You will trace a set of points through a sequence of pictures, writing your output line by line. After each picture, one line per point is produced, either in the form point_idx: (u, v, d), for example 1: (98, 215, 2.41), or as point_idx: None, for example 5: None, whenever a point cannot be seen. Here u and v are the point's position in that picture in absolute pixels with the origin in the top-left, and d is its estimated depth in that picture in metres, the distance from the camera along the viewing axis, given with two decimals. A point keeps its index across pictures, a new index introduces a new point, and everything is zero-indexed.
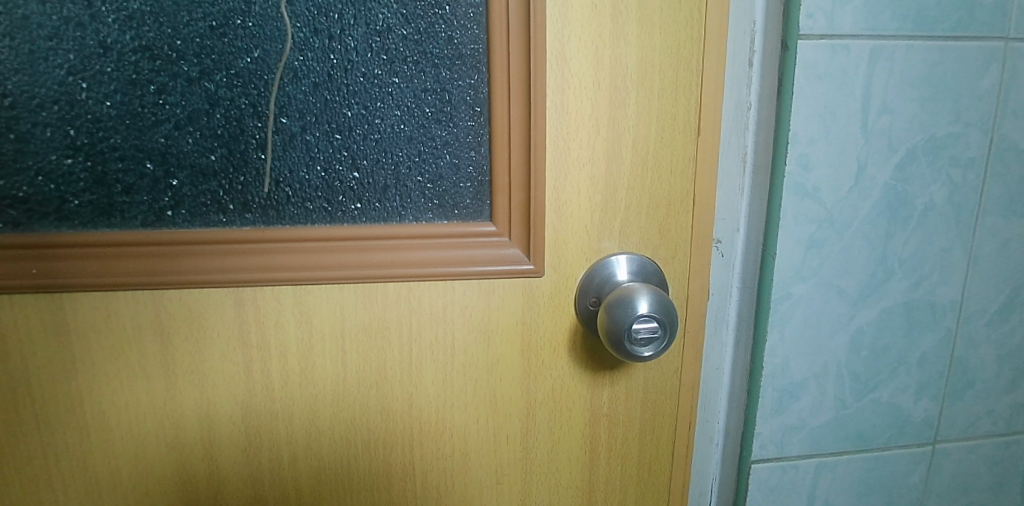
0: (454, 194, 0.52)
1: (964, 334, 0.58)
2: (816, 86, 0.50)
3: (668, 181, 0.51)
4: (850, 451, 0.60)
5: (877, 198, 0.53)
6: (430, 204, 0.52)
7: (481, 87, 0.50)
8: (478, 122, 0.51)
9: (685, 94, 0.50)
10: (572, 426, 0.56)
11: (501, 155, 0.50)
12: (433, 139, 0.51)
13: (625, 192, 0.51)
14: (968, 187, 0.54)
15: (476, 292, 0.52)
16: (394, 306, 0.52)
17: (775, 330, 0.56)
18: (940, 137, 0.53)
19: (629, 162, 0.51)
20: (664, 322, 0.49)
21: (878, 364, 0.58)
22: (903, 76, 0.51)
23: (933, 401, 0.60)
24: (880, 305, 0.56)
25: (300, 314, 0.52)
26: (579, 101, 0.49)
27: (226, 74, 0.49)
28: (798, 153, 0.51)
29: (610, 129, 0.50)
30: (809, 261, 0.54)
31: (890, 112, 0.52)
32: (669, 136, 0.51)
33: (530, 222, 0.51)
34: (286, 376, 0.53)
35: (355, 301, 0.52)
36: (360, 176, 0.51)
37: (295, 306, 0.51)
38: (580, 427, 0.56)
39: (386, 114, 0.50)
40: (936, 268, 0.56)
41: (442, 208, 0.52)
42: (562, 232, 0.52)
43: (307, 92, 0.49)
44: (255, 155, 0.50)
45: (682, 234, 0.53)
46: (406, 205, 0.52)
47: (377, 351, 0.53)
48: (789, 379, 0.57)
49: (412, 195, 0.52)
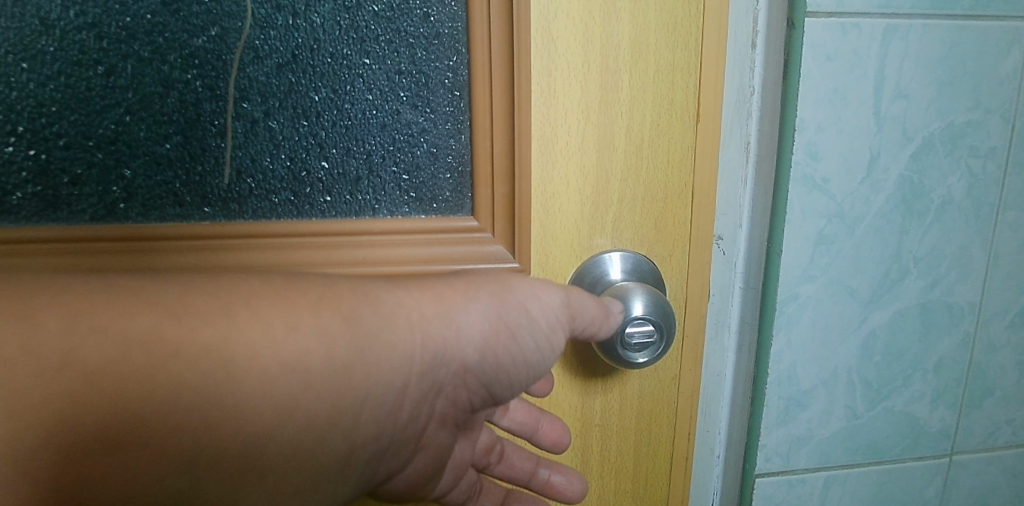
0: (432, 186, 0.48)
1: (984, 338, 0.54)
2: (825, 68, 0.46)
3: (665, 172, 0.47)
4: (861, 464, 0.56)
5: (892, 191, 0.49)
6: (406, 196, 0.48)
7: (461, 69, 0.46)
8: (458, 107, 0.47)
9: (683, 76, 0.46)
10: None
11: (482, 144, 0.46)
12: (408, 126, 0.47)
13: (618, 183, 0.47)
14: (989, 179, 0.50)
15: None
16: None
17: (781, 334, 0.52)
18: (959, 125, 0.49)
19: (623, 151, 0.47)
20: (660, 326, 0.45)
21: (892, 370, 0.54)
22: (919, 58, 0.47)
23: (950, 410, 0.55)
24: (894, 307, 0.52)
25: None
26: (568, 84, 0.45)
27: (181, 54, 0.45)
28: (806, 142, 0.47)
29: (602, 115, 0.46)
30: (818, 259, 0.50)
31: (905, 97, 0.48)
32: (667, 122, 0.46)
33: (515, 217, 0.47)
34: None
35: None
36: (329, 165, 0.47)
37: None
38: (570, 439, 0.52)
39: (357, 99, 0.46)
40: (954, 267, 0.52)
41: (419, 201, 0.48)
42: (550, 227, 0.48)
43: (270, 73, 0.45)
44: (214, 143, 0.46)
45: (680, 230, 0.49)
46: (380, 198, 0.48)
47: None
48: (797, 387, 0.53)
49: (386, 187, 0.48)
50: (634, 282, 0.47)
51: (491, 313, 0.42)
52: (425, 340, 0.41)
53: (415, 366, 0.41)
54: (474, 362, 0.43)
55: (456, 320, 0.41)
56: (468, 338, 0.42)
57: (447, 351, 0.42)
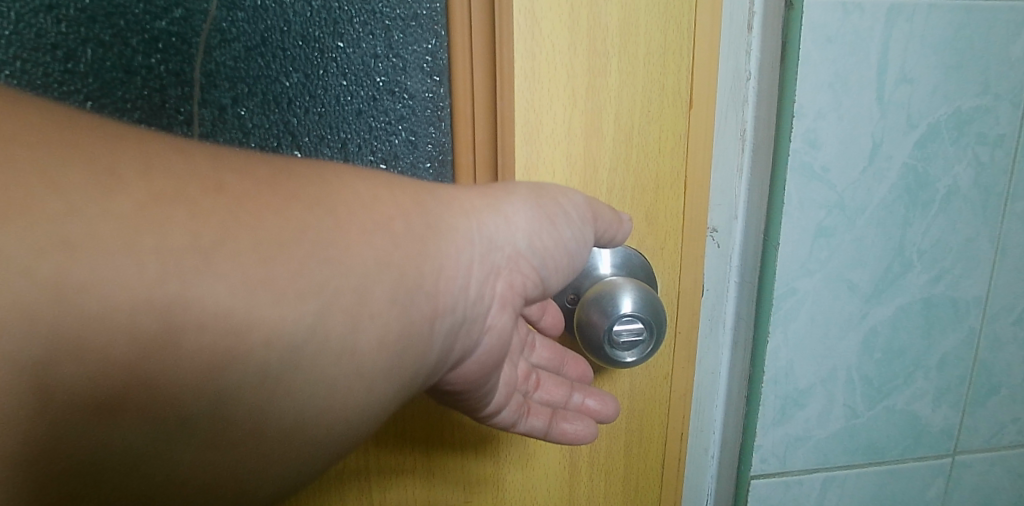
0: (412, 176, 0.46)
1: (989, 334, 0.52)
2: (826, 50, 0.44)
3: (656, 161, 0.45)
4: (861, 464, 0.54)
5: (895, 180, 0.47)
6: None
7: (441, 52, 0.43)
8: (438, 92, 0.44)
9: (675, 60, 0.43)
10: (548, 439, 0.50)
11: (464, 131, 0.44)
12: (386, 112, 0.44)
13: (607, 172, 0.45)
14: (997, 168, 0.48)
15: None
16: None
17: (778, 330, 0.49)
18: (966, 111, 0.46)
19: (612, 139, 0.44)
20: (650, 324, 0.42)
21: (894, 368, 0.51)
22: (925, 40, 0.44)
23: (954, 408, 0.53)
24: (896, 302, 0.50)
25: None
26: (553, 68, 0.42)
27: (144, 37, 0.43)
28: (805, 129, 0.45)
29: (590, 101, 0.43)
30: (817, 252, 0.48)
31: (909, 81, 0.45)
32: (658, 108, 0.44)
33: None
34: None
35: None
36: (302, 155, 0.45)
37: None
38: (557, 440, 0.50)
39: (329, 85, 0.44)
40: (959, 261, 0.49)
41: None
42: None
43: (238, 57, 0.43)
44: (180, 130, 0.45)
45: (672, 222, 0.46)
46: None
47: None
48: (794, 385, 0.51)
49: None
50: (623, 276, 0.45)
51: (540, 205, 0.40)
52: (480, 226, 0.38)
53: (474, 252, 0.38)
54: (525, 255, 0.41)
55: (501, 210, 0.39)
56: (521, 227, 0.40)
57: (501, 241, 0.39)
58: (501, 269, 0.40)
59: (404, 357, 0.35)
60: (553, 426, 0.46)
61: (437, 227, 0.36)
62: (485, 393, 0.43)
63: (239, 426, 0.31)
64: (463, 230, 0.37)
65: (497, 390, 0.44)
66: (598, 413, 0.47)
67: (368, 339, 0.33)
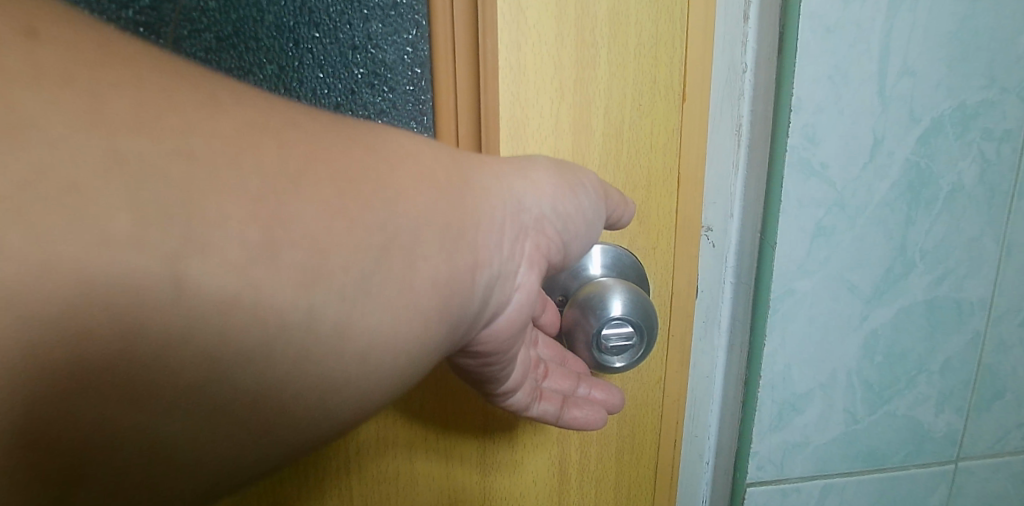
0: None
1: (994, 337, 0.50)
2: (824, 41, 0.42)
3: (648, 157, 0.43)
4: (861, 471, 0.52)
5: (897, 178, 0.45)
6: None
7: (421, 43, 0.41)
8: (419, 85, 0.42)
9: (668, 51, 0.41)
10: (537, 447, 0.48)
11: (446, 125, 0.42)
12: (364, 106, 0.42)
13: (596, 168, 0.43)
14: (1003, 164, 0.46)
15: None
16: None
17: (775, 334, 0.47)
18: (971, 105, 0.44)
19: (602, 134, 0.42)
20: (641, 328, 0.41)
21: (895, 372, 0.50)
22: (929, 30, 0.43)
23: (957, 414, 0.51)
24: (898, 304, 0.48)
25: None
26: (540, 59, 0.40)
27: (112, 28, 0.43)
28: (803, 123, 0.43)
29: (578, 93, 0.41)
30: (815, 253, 0.46)
31: (912, 74, 0.43)
32: (650, 102, 0.42)
33: None
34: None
35: None
36: None
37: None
38: (545, 447, 0.48)
39: (305, 77, 0.43)
40: (964, 261, 0.48)
41: None
42: None
43: (209, 47, 0.43)
44: None
45: (665, 220, 0.45)
46: None
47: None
48: (792, 390, 0.49)
49: None
50: (614, 278, 0.43)
51: (567, 173, 0.37)
52: (512, 190, 0.35)
53: (508, 218, 0.34)
54: (558, 227, 0.37)
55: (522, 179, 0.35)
56: (555, 192, 0.36)
57: (535, 209, 0.35)
58: (532, 241, 0.36)
59: (442, 324, 0.31)
60: (565, 409, 0.42)
61: (473, 187, 0.32)
62: (506, 368, 0.39)
63: (264, 406, 0.26)
64: (496, 193, 0.34)
65: (516, 366, 0.40)
66: (607, 397, 0.44)
67: (404, 301, 0.29)
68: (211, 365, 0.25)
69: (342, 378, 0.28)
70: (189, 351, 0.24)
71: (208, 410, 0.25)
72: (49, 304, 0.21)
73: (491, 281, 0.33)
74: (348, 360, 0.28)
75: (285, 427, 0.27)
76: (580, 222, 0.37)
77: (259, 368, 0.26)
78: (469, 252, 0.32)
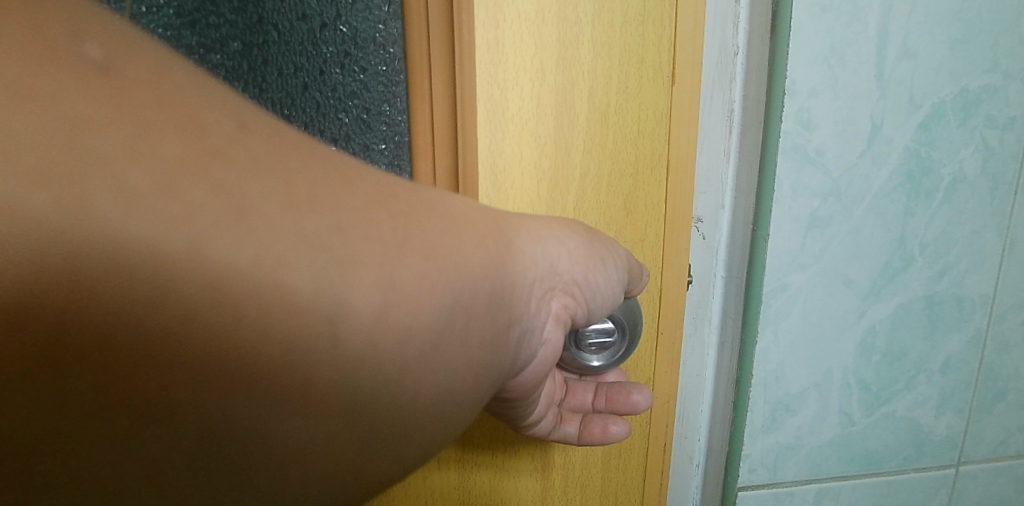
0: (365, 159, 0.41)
1: (996, 336, 0.48)
2: (819, 21, 0.39)
3: (633, 143, 0.41)
4: (858, 475, 0.50)
5: (895, 166, 0.43)
6: None
7: (394, 21, 0.39)
8: (392, 66, 0.39)
9: (655, 29, 0.39)
10: (520, 453, 0.46)
11: (421, 109, 0.39)
12: (334, 87, 0.40)
13: (580, 155, 0.40)
14: (1007, 154, 0.44)
15: None
16: None
17: (768, 331, 0.45)
18: (973, 91, 0.42)
19: (585, 118, 0.40)
20: (622, 325, 0.39)
21: (894, 372, 0.47)
22: (929, 11, 0.40)
23: (958, 416, 0.49)
24: (897, 300, 0.46)
25: None
26: (519, 39, 0.38)
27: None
28: (797, 108, 0.41)
29: (561, 74, 0.39)
30: (810, 244, 0.43)
31: (912, 57, 0.41)
32: (636, 83, 0.40)
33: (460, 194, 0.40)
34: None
35: None
36: None
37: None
38: (528, 453, 0.46)
39: (271, 55, 0.41)
40: (965, 255, 0.45)
41: None
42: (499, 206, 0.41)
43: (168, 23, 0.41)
44: None
45: (653, 212, 0.42)
46: None
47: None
48: (786, 391, 0.47)
49: None
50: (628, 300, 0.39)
51: (597, 242, 0.36)
52: (547, 257, 0.33)
53: (538, 284, 0.33)
54: (586, 293, 0.36)
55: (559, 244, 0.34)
56: (586, 258, 0.35)
57: (567, 275, 0.34)
58: (557, 306, 0.35)
59: (470, 365, 0.29)
60: (585, 428, 0.40)
61: (492, 235, 0.30)
62: (529, 406, 0.38)
63: (275, 436, 0.24)
64: (526, 265, 0.32)
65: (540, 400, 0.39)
66: (627, 406, 0.40)
67: (433, 346, 0.27)
68: (237, 374, 0.23)
69: (360, 419, 0.26)
70: (225, 348, 0.22)
71: (219, 424, 0.23)
72: (64, 255, 0.20)
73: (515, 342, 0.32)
74: (373, 392, 0.26)
75: (308, 451, 0.25)
76: (601, 297, 0.36)
77: (283, 388, 0.23)
78: (500, 314, 0.30)
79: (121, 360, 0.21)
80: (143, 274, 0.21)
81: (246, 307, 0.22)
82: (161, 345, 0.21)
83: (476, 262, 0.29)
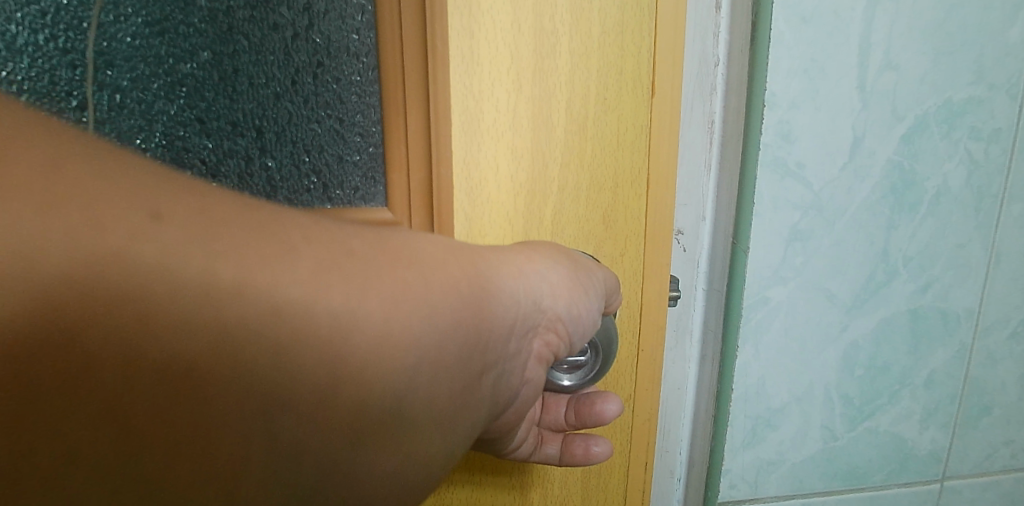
0: (339, 171, 0.40)
1: (982, 350, 0.47)
2: (799, 32, 0.39)
3: (613, 156, 0.40)
4: (841, 490, 0.49)
5: (878, 178, 0.42)
6: (307, 183, 0.41)
7: (367, 31, 0.38)
8: (365, 77, 0.39)
9: (634, 39, 0.38)
10: (495, 482, 0.44)
11: (395, 121, 0.38)
12: (307, 97, 0.40)
13: (558, 168, 0.39)
14: (992, 167, 0.43)
15: None
16: None
17: (748, 345, 0.45)
18: (958, 103, 0.41)
19: (563, 130, 0.39)
20: (597, 348, 0.39)
21: (877, 386, 0.47)
22: (912, 23, 0.40)
23: (943, 431, 0.49)
24: (879, 314, 0.45)
25: None
26: (495, 50, 0.37)
27: (26, 9, 0.40)
28: (777, 120, 0.40)
29: (537, 85, 0.38)
30: (791, 258, 0.43)
31: (895, 69, 0.40)
32: (615, 95, 0.39)
33: (434, 207, 0.39)
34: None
35: None
36: (212, 144, 0.41)
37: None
38: (504, 480, 0.44)
39: (242, 65, 0.40)
40: (950, 269, 0.45)
41: (324, 188, 0.41)
42: (475, 219, 0.40)
43: (138, 33, 0.40)
44: (69, 115, 0.40)
45: (633, 225, 0.41)
46: (278, 183, 0.41)
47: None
48: (767, 405, 0.46)
49: (285, 170, 0.41)
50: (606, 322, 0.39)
51: (580, 269, 0.35)
52: (530, 295, 0.32)
53: (522, 322, 0.32)
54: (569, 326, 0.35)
55: (540, 278, 0.33)
56: (571, 292, 0.34)
57: (552, 310, 0.33)
58: (540, 342, 0.34)
59: (452, 409, 0.28)
60: (566, 450, 0.40)
61: (472, 270, 0.29)
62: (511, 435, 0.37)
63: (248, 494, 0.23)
64: (506, 305, 0.30)
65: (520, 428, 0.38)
66: (594, 416, 0.40)
67: (410, 392, 0.26)
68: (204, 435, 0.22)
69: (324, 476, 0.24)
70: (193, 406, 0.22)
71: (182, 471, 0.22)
72: (47, 286, 0.20)
73: (495, 383, 0.31)
74: (351, 447, 0.25)
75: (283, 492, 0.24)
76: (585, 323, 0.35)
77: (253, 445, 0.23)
78: (481, 353, 0.29)
79: (80, 427, 0.20)
80: (97, 335, 0.20)
81: (210, 361, 0.22)
82: (124, 408, 0.21)
83: (448, 294, 0.27)
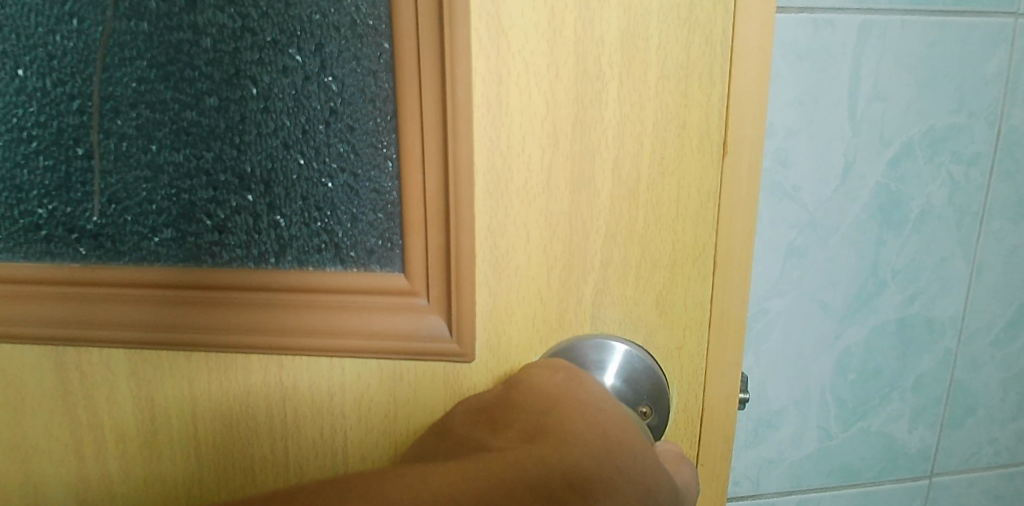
0: (355, 231, 0.34)
1: (964, 355, 0.51)
2: (796, 67, 0.43)
3: (672, 226, 0.32)
4: (837, 486, 0.53)
5: (867, 200, 0.46)
6: (318, 240, 0.34)
7: (384, 74, 0.32)
8: (384, 122, 0.32)
9: (702, 83, 0.30)
10: None
11: (413, 179, 0.32)
12: (326, 146, 0.33)
13: (602, 239, 0.32)
14: (972, 187, 0.47)
15: (374, 375, 0.34)
16: (263, 383, 0.35)
17: (750, 352, 0.49)
18: (939, 129, 0.45)
19: (610, 194, 0.31)
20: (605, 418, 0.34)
21: (869, 389, 0.50)
22: (896, 58, 0.44)
23: (930, 429, 0.52)
24: (871, 322, 0.49)
25: (134, 385, 0.36)
26: (525, 91, 0.30)
27: (33, 54, 0.35)
28: (775, 147, 0.44)
29: (577, 139, 0.31)
30: (789, 272, 0.47)
31: (882, 99, 0.44)
32: (676, 152, 0.31)
33: (453, 279, 0.32)
34: (121, 457, 0.37)
35: (206, 378, 0.35)
36: (216, 194, 0.35)
37: (129, 375, 0.36)
38: None
39: (249, 111, 0.34)
40: (934, 280, 0.49)
41: (336, 250, 0.34)
42: (501, 298, 0.33)
43: (142, 74, 0.34)
44: (79, 168, 0.36)
45: (695, 313, 0.33)
46: (286, 242, 0.34)
47: (236, 460, 0.36)
48: (768, 407, 0.50)
49: (295, 229, 0.34)
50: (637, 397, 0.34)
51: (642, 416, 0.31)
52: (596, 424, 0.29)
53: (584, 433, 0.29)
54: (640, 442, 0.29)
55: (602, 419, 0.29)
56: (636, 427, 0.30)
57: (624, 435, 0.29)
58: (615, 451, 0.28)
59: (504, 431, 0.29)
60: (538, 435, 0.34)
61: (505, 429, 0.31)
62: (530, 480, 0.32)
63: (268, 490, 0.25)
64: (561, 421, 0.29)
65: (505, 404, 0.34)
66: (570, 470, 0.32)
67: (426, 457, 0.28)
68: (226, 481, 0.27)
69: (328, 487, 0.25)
70: None
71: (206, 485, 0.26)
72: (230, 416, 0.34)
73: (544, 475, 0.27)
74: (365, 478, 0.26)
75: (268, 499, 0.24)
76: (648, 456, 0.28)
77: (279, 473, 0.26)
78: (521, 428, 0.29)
79: None
80: None
81: None
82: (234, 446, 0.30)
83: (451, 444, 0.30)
